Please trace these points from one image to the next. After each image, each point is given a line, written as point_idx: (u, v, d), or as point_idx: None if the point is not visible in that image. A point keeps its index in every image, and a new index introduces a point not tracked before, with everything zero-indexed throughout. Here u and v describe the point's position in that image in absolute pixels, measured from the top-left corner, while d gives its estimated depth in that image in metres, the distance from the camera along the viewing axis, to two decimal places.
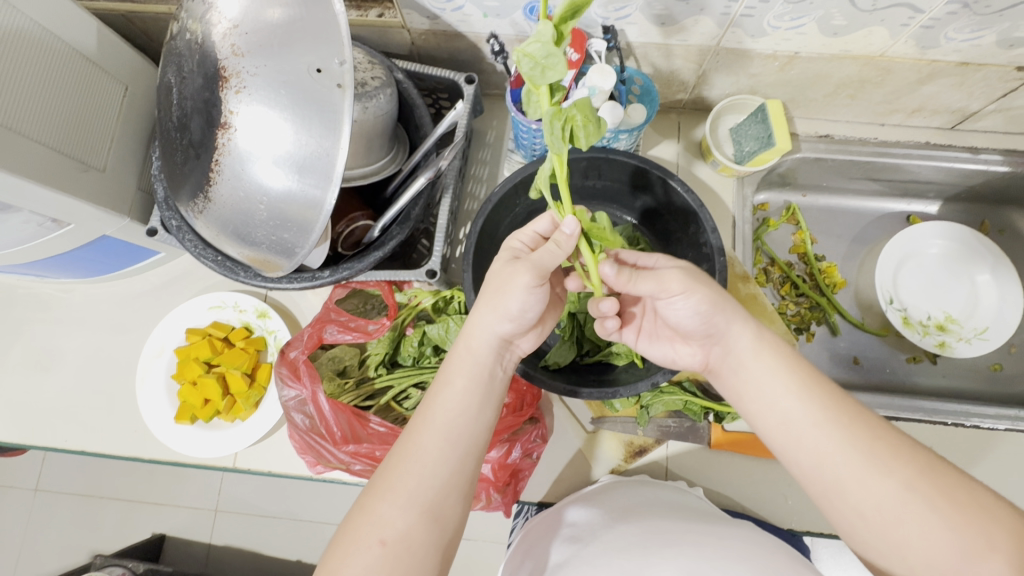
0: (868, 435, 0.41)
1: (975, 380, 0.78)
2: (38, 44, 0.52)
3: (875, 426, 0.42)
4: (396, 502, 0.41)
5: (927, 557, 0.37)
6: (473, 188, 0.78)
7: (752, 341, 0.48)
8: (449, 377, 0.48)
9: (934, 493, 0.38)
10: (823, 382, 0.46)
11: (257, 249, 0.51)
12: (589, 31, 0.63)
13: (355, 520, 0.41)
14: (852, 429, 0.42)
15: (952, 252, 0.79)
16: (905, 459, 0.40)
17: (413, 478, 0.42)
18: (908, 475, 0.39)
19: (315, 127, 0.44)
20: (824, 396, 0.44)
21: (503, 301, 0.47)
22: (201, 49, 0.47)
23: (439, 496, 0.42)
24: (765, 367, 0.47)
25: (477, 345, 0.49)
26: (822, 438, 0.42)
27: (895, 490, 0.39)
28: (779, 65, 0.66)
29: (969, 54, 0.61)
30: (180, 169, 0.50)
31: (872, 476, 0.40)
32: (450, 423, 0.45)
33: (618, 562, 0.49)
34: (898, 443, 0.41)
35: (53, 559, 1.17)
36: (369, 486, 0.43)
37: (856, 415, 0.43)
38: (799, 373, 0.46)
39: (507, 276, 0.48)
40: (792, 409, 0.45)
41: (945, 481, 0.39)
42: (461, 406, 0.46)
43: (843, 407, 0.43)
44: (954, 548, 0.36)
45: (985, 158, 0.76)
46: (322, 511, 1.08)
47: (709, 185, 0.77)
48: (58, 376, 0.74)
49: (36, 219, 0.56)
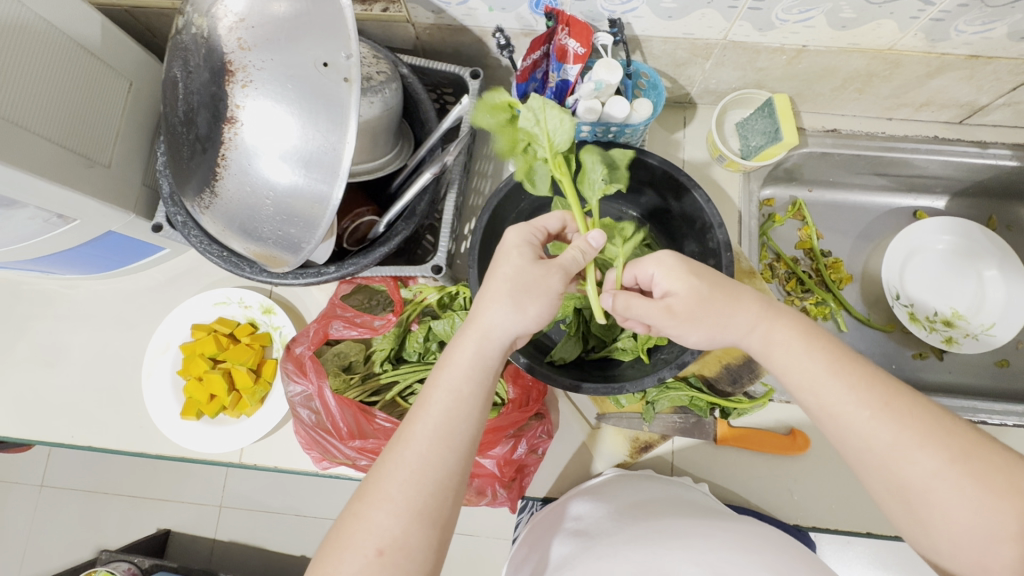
0: (900, 420, 0.39)
1: (982, 376, 0.78)
2: (43, 39, 0.52)
3: (907, 407, 0.40)
4: (391, 509, 0.40)
5: (953, 536, 0.37)
6: (478, 184, 0.77)
7: (765, 336, 0.47)
8: (443, 371, 0.46)
9: (967, 478, 0.37)
10: (854, 362, 0.43)
11: (263, 245, 0.51)
12: (595, 25, 0.63)
13: (349, 526, 0.40)
14: (884, 413, 0.40)
15: (958, 247, 0.79)
16: (940, 442, 0.38)
17: (408, 485, 0.41)
18: (940, 460, 0.38)
19: (322, 122, 0.44)
20: (855, 378, 0.42)
21: (527, 304, 0.47)
22: (207, 43, 0.46)
23: (438, 499, 0.41)
24: (791, 352, 0.45)
25: (479, 341, 0.47)
26: (848, 422, 0.41)
27: (924, 475, 0.38)
28: (786, 59, 0.65)
29: (980, 47, 0.60)
30: (187, 164, 0.50)
31: (899, 462, 0.39)
32: (449, 422, 0.43)
33: (625, 552, 0.48)
34: (932, 424, 0.39)
35: (58, 554, 1.18)
36: (361, 490, 0.42)
37: (888, 396, 0.40)
38: (826, 354, 0.44)
39: (544, 285, 0.48)
40: (819, 393, 0.43)
41: (982, 464, 0.37)
42: (459, 404, 0.44)
43: (873, 390, 0.41)
44: (980, 530, 0.36)
45: (993, 153, 0.75)
46: (326, 507, 1.09)
47: (714, 180, 0.76)
48: (63, 373, 0.74)
49: (42, 215, 0.56)
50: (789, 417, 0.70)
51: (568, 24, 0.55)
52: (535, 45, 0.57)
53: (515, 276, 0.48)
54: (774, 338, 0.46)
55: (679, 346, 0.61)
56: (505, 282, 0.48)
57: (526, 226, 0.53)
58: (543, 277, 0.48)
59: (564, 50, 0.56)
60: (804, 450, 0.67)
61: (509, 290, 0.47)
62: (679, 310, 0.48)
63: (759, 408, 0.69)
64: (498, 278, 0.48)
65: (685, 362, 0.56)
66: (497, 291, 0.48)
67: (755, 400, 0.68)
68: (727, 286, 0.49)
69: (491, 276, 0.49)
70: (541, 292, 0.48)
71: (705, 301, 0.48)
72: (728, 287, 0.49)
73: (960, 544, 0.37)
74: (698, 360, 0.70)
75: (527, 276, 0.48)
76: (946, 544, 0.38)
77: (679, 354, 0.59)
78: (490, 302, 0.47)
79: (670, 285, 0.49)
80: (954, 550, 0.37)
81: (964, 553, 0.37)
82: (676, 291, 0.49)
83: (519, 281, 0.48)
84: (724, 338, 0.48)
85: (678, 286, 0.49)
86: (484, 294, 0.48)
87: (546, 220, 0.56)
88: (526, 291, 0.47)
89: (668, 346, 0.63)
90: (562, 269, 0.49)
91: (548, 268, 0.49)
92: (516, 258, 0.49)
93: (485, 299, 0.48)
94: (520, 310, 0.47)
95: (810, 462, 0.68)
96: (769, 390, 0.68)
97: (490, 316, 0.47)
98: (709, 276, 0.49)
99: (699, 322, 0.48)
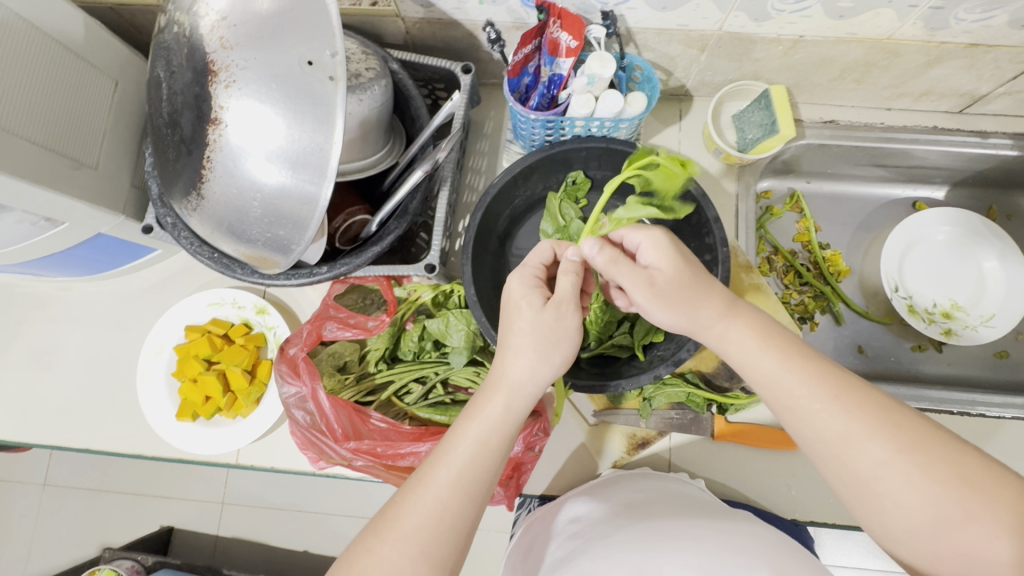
0: (851, 412, 0.39)
1: (980, 367, 0.78)
2: (22, 40, 0.50)
3: (856, 399, 0.39)
4: (404, 548, 0.40)
5: (903, 524, 0.37)
6: (471, 180, 0.77)
7: (723, 331, 0.46)
8: (470, 422, 0.45)
9: (914, 468, 0.37)
10: (805, 356, 0.43)
11: (254, 247, 0.50)
12: (587, 17, 0.61)
13: (360, 560, 0.40)
14: (834, 406, 0.39)
15: (958, 238, 0.78)
16: (887, 433, 0.38)
17: (426, 530, 0.41)
18: (888, 450, 0.38)
19: (308, 122, 0.43)
20: (805, 373, 0.41)
21: (548, 351, 0.47)
22: (189, 43, 0.45)
23: (453, 545, 0.41)
24: (745, 349, 0.45)
25: (509, 396, 0.46)
26: (804, 415, 0.41)
27: (872, 464, 0.38)
28: (783, 49, 0.64)
29: (981, 35, 0.59)
30: (173, 166, 0.49)
31: (850, 453, 0.39)
32: (469, 471, 0.43)
33: (618, 555, 0.47)
34: (880, 414, 0.39)
35: (63, 551, 1.19)
36: (377, 525, 0.42)
37: (839, 389, 0.40)
38: (779, 349, 0.43)
39: (562, 328, 0.48)
40: (774, 387, 0.42)
41: (929, 455, 0.37)
42: (483, 455, 0.44)
43: (824, 382, 0.41)
44: (927, 518, 0.36)
45: (994, 142, 0.75)
46: (326, 503, 1.08)
47: (712, 174, 0.76)
48: (58, 375, 0.74)
49: (29, 219, 0.55)
50: None
51: (561, 16, 0.54)
52: (526, 38, 0.57)
53: (536, 325, 0.48)
54: (730, 334, 0.46)
55: (674, 343, 0.61)
56: (525, 334, 0.48)
57: (525, 267, 0.53)
58: (559, 320, 0.48)
59: (556, 44, 0.56)
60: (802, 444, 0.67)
61: (537, 343, 0.47)
62: (660, 284, 0.48)
63: (757, 403, 0.68)
64: (516, 332, 0.48)
65: (682, 359, 0.56)
66: (520, 343, 0.47)
67: (753, 395, 0.67)
68: (695, 283, 0.48)
69: (508, 329, 0.49)
70: (564, 335, 0.48)
71: (683, 284, 0.48)
72: (697, 282, 0.48)
73: (911, 532, 0.37)
74: (694, 357, 0.70)
75: (543, 324, 0.48)
76: (898, 532, 0.38)
77: (675, 352, 0.59)
78: (519, 355, 0.47)
79: (655, 260, 0.49)
80: (907, 539, 0.37)
81: (916, 541, 0.37)
82: (662, 266, 0.49)
83: (542, 330, 0.48)
84: (686, 329, 0.48)
85: (663, 262, 0.49)
86: (511, 346, 0.48)
87: (539, 253, 0.54)
88: (547, 339, 0.47)
89: (664, 343, 0.63)
90: (566, 299, 0.49)
91: (561, 309, 0.48)
92: (527, 310, 0.49)
93: (509, 352, 0.48)
94: (544, 359, 0.47)
95: (807, 458, 0.68)
96: None
97: (519, 370, 0.47)
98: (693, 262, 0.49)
99: (673, 304, 0.48)
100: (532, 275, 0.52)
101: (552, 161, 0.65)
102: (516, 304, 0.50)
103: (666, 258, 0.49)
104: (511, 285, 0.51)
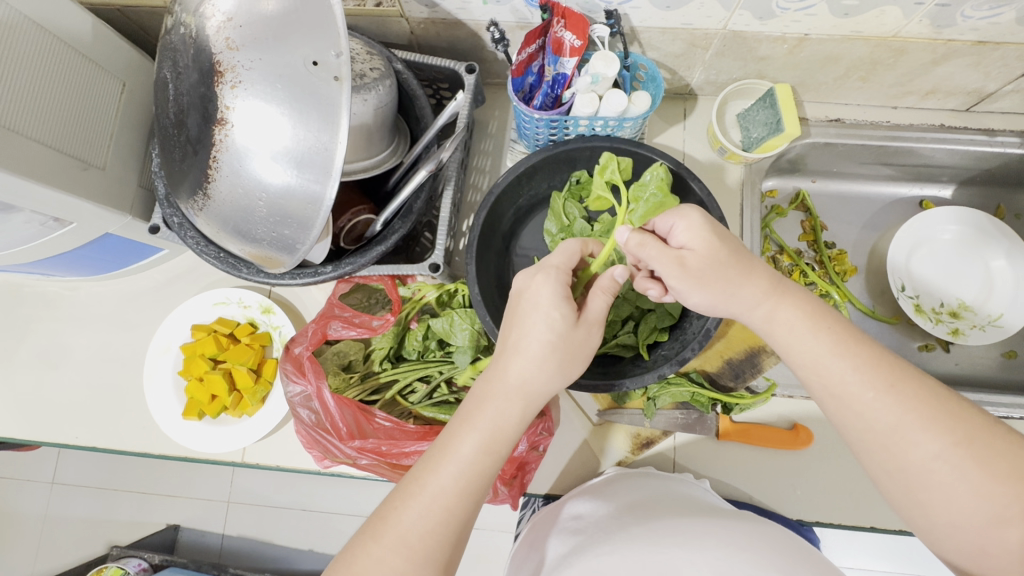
0: (905, 402, 0.39)
1: (988, 367, 0.77)
2: (30, 42, 0.51)
3: (912, 390, 0.39)
4: (405, 553, 0.40)
5: (950, 519, 0.37)
6: (475, 179, 0.77)
7: (769, 312, 0.46)
8: (474, 427, 0.45)
9: (969, 462, 0.37)
10: (858, 342, 0.42)
11: (259, 246, 0.50)
12: (591, 16, 0.61)
13: (359, 561, 0.40)
14: (888, 395, 0.39)
15: (967, 237, 0.77)
16: (943, 426, 0.38)
17: (427, 535, 0.41)
18: (943, 443, 0.37)
19: (313, 121, 0.43)
20: (859, 360, 0.41)
21: (566, 367, 0.48)
22: (196, 43, 0.46)
23: (454, 548, 0.42)
24: (794, 331, 0.44)
25: (518, 404, 0.46)
26: (851, 402, 0.40)
27: (926, 457, 0.38)
28: (788, 47, 0.64)
29: (987, 32, 0.58)
30: (180, 166, 0.50)
31: (902, 444, 0.38)
32: (474, 476, 0.43)
33: (623, 551, 0.47)
34: (937, 405, 0.38)
35: (70, 550, 1.20)
36: (376, 528, 0.41)
37: (893, 378, 0.40)
38: (830, 334, 0.43)
39: (583, 345, 0.50)
40: (820, 373, 0.42)
41: (985, 448, 0.37)
42: (487, 460, 0.44)
43: (878, 370, 0.40)
44: (976, 514, 0.36)
45: (1002, 140, 0.74)
46: (331, 502, 1.09)
47: (717, 173, 0.75)
48: (66, 374, 0.75)
49: (38, 219, 0.56)
50: (792, 412, 0.69)
51: (564, 16, 0.54)
52: (531, 38, 0.57)
53: (564, 342, 0.48)
54: (777, 315, 0.46)
55: (679, 343, 0.61)
56: (552, 349, 0.47)
57: (560, 272, 0.51)
58: (582, 337, 0.49)
59: (560, 42, 0.55)
60: (807, 444, 0.67)
61: (558, 360, 0.48)
62: (691, 265, 0.47)
63: (761, 403, 0.68)
64: (547, 344, 0.47)
65: (686, 359, 0.56)
66: (546, 358, 0.47)
67: (757, 395, 0.68)
68: (739, 261, 0.47)
69: (534, 337, 0.47)
70: (582, 352, 0.50)
71: (722, 265, 0.47)
72: (742, 261, 0.47)
73: (958, 527, 0.37)
74: (699, 356, 0.70)
75: (570, 340, 0.48)
76: (944, 528, 0.38)
77: (679, 351, 0.58)
78: (538, 366, 0.47)
79: (688, 240, 0.48)
80: (951, 534, 0.37)
81: (962, 537, 0.37)
82: (694, 246, 0.47)
83: (567, 346, 0.48)
84: (724, 308, 0.48)
85: (695, 242, 0.47)
86: (529, 355, 0.47)
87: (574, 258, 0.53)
88: (569, 356, 0.48)
89: (669, 342, 0.63)
90: (595, 318, 0.50)
91: (590, 328, 0.50)
92: (561, 323, 0.48)
93: (529, 362, 0.47)
94: (562, 373, 0.48)
95: (814, 458, 0.68)
96: (771, 386, 0.68)
97: (536, 382, 0.47)
98: (730, 242, 0.47)
99: (709, 287, 0.47)
100: (564, 282, 0.50)
101: (557, 160, 0.65)
102: (546, 313, 0.48)
103: (700, 238, 0.47)
104: (542, 287, 0.49)
